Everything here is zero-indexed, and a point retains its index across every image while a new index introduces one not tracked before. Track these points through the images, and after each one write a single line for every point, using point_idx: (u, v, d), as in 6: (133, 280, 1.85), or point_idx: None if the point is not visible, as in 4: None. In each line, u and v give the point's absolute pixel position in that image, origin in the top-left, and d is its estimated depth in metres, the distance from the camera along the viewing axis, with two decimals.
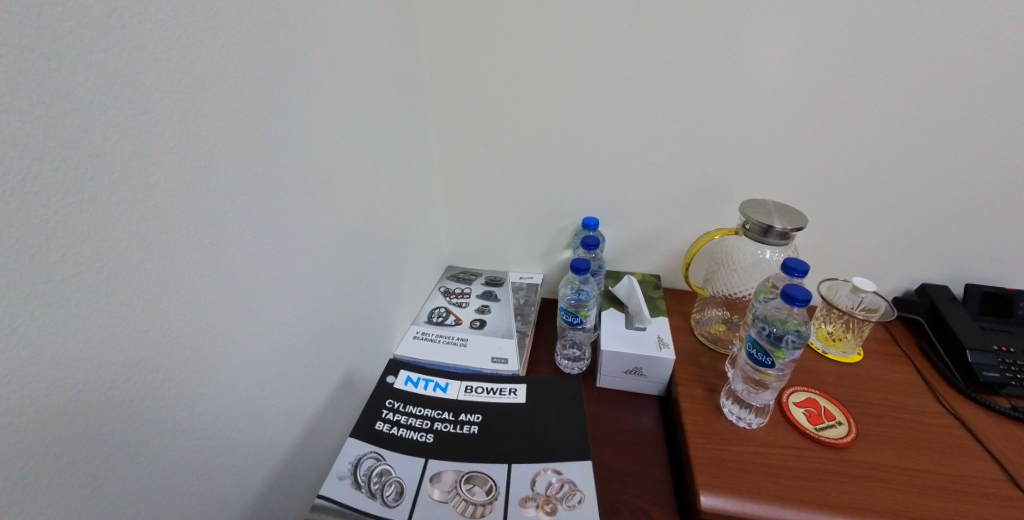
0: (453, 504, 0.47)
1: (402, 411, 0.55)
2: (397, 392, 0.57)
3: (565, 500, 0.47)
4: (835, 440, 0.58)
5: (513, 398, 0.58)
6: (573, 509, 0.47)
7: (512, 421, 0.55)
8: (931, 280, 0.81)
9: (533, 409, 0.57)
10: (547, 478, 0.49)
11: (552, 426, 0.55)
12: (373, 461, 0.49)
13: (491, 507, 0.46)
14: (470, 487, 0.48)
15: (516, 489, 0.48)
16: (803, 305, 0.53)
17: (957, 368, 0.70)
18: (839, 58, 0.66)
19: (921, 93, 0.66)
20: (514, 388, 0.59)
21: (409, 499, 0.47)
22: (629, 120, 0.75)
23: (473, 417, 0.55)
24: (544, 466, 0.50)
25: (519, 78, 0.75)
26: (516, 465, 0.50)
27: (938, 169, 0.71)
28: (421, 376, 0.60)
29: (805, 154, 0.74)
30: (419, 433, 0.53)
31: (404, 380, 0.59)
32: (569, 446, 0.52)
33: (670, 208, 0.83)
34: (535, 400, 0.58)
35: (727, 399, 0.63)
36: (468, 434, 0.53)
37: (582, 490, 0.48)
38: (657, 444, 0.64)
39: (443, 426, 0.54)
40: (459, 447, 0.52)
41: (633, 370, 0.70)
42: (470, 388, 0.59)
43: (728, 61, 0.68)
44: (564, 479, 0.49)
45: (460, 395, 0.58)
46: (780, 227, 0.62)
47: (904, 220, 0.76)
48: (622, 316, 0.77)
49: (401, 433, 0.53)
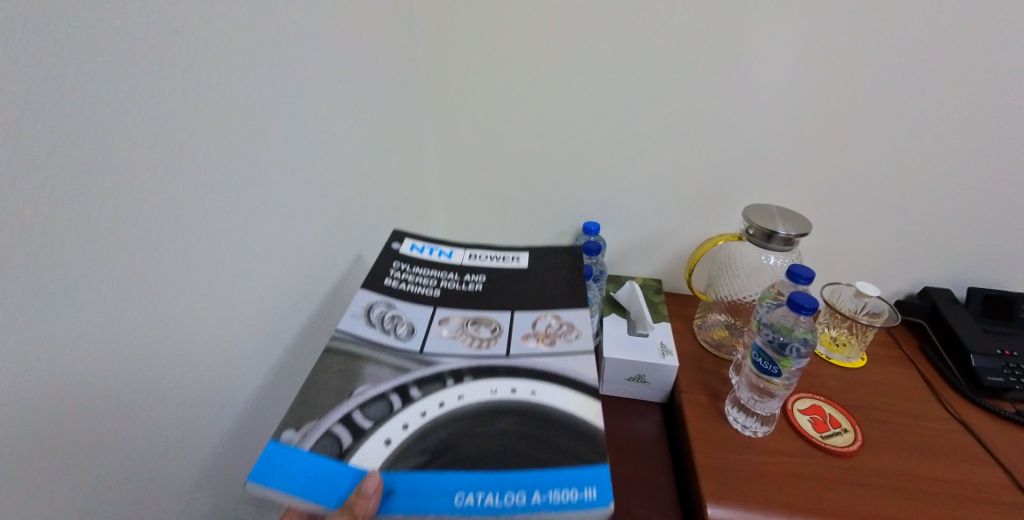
0: (461, 342, 0.42)
1: (409, 271, 0.49)
2: (402, 257, 0.50)
3: (563, 336, 0.43)
4: (842, 448, 0.57)
5: (517, 263, 0.50)
6: (570, 344, 0.43)
7: (519, 284, 0.48)
8: (933, 283, 0.81)
9: (539, 275, 0.49)
10: (546, 320, 0.44)
11: (560, 284, 0.48)
12: (383, 309, 0.45)
13: (496, 343, 0.42)
14: (476, 327, 0.44)
15: (518, 327, 0.44)
16: (810, 313, 0.52)
17: (961, 372, 0.70)
18: (839, 63, 0.65)
19: (921, 97, 0.66)
20: (518, 255, 0.51)
21: (419, 337, 0.43)
22: (631, 121, 0.74)
23: (479, 278, 0.48)
24: (545, 311, 0.45)
25: (518, 82, 0.74)
26: (518, 312, 0.45)
27: (939, 173, 0.71)
28: (427, 244, 0.51)
29: (805, 158, 0.73)
30: (426, 288, 0.47)
31: (410, 247, 0.51)
32: (569, 296, 0.47)
33: (671, 211, 0.82)
34: (547, 263, 0.50)
35: (731, 406, 0.63)
36: (474, 290, 0.47)
37: (579, 328, 0.44)
38: (661, 452, 0.63)
39: (449, 283, 0.48)
40: (465, 302, 0.46)
41: (636, 377, 0.69)
42: (475, 255, 0.51)
43: (729, 62, 0.67)
44: (562, 321, 0.44)
45: (466, 260, 0.50)
46: (784, 232, 0.61)
47: (905, 224, 0.76)
48: (624, 321, 0.76)
49: (408, 287, 0.47)
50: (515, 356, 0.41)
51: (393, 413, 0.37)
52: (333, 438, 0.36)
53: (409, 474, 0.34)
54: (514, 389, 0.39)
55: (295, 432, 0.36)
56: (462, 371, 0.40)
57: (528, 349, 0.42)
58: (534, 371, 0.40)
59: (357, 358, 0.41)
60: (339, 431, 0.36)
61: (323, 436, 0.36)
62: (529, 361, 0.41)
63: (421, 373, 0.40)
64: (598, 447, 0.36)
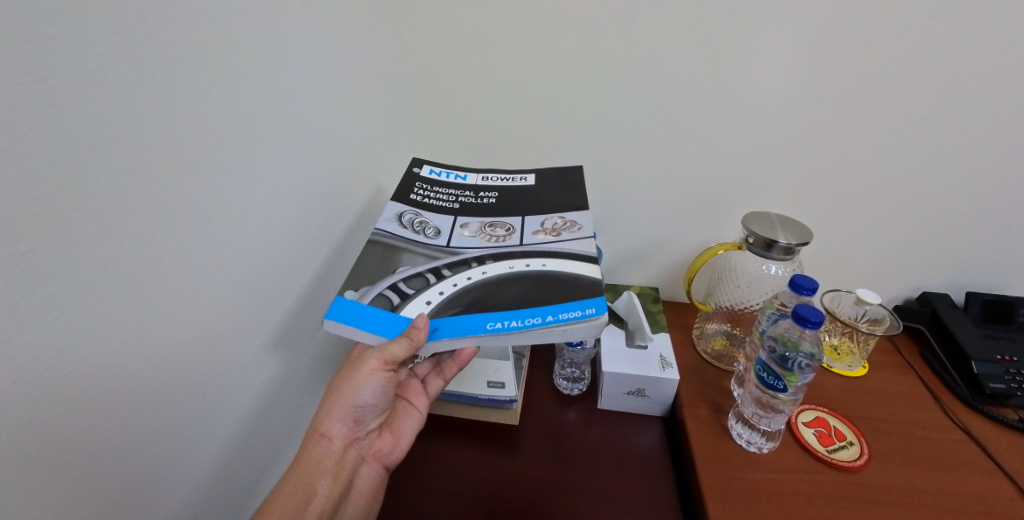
0: (481, 238, 0.59)
1: (431, 190, 0.65)
2: (423, 178, 0.67)
3: (568, 229, 0.59)
4: (848, 463, 0.56)
5: (523, 182, 0.67)
6: (575, 234, 0.59)
7: (523, 197, 0.65)
8: (931, 288, 0.80)
9: (540, 191, 0.66)
10: (553, 220, 0.61)
11: (553, 199, 0.64)
12: (413, 216, 0.60)
13: (509, 238, 0.59)
14: (493, 229, 0.60)
15: (527, 227, 0.60)
16: (816, 327, 0.50)
17: (963, 379, 0.69)
18: (837, 67, 0.64)
19: (918, 101, 0.65)
20: (524, 176, 0.68)
21: (445, 235, 0.59)
22: (627, 128, 0.73)
23: (491, 195, 0.65)
24: (550, 215, 0.62)
25: (509, 88, 0.72)
26: (529, 217, 0.62)
27: (936, 176, 0.70)
28: (442, 170, 0.68)
29: (802, 163, 0.72)
30: (447, 203, 0.63)
31: (428, 171, 0.68)
32: (567, 203, 0.64)
33: (669, 219, 0.81)
34: (542, 184, 0.67)
35: (735, 420, 0.61)
36: (487, 203, 0.64)
37: (581, 224, 0.60)
38: (663, 469, 0.62)
39: (466, 199, 0.64)
40: (480, 210, 0.63)
41: (636, 390, 0.67)
42: (486, 178, 0.68)
43: (728, 68, 0.66)
44: (567, 220, 0.61)
45: (479, 181, 0.67)
46: (784, 241, 0.60)
47: (903, 229, 0.75)
48: (622, 333, 0.74)
49: (430, 203, 0.63)
50: (527, 244, 0.57)
51: (432, 281, 0.53)
52: (387, 296, 0.51)
53: (449, 320, 0.49)
54: (528, 264, 0.55)
55: (355, 291, 0.51)
56: (483, 258, 0.56)
57: (540, 240, 0.58)
58: (544, 252, 0.56)
59: (397, 249, 0.56)
60: (389, 292, 0.51)
61: (379, 294, 0.51)
62: (537, 249, 0.57)
63: (449, 259, 0.55)
64: (594, 291, 0.52)
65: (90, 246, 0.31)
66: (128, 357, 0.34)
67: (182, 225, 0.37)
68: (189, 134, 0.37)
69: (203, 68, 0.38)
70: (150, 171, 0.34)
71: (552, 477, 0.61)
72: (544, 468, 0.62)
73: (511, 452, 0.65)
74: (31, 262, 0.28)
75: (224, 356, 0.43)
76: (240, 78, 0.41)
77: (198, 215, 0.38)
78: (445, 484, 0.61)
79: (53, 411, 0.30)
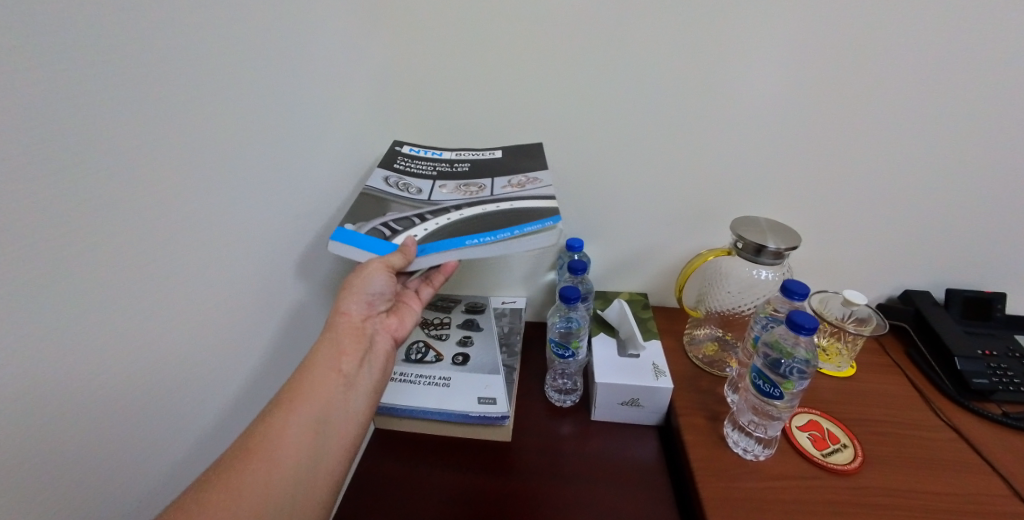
0: (458, 191, 0.63)
1: (411, 160, 0.68)
2: (404, 153, 0.70)
3: (533, 183, 0.64)
4: (844, 466, 0.56)
5: (492, 154, 0.70)
6: (539, 185, 0.64)
7: (494, 165, 0.69)
8: (914, 287, 0.81)
9: (508, 159, 0.70)
10: (518, 178, 0.65)
11: (522, 163, 0.69)
12: (398, 179, 0.64)
13: (482, 191, 0.63)
14: (467, 186, 0.64)
15: (498, 183, 0.65)
16: (810, 333, 0.50)
17: (948, 376, 0.70)
18: (823, 73, 0.65)
19: (900, 106, 0.66)
20: (492, 151, 0.72)
21: (427, 192, 0.62)
22: (616, 136, 0.72)
23: (465, 165, 0.69)
24: (518, 174, 0.66)
25: (495, 96, 0.71)
26: (499, 176, 0.66)
27: (919, 178, 0.71)
28: (422, 148, 0.72)
29: (789, 169, 0.73)
30: (427, 170, 0.67)
31: (408, 149, 0.72)
32: (535, 166, 0.68)
33: (657, 226, 0.80)
34: (512, 154, 0.71)
35: (731, 428, 0.60)
36: (463, 171, 0.67)
37: (545, 180, 0.65)
38: (660, 481, 0.61)
39: (444, 167, 0.68)
40: (457, 175, 0.66)
41: (630, 401, 0.66)
42: (459, 153, 0.72)
43: (715, 74, 0.66)
44: (532, 178, 0.65)
45: (453, 155, 0.71)
46: (773, 246, 0.60)
47: (887, 230, 0.76)
48: (613, 341, 0.73)
49: (411, 171, 0.67)
50: (498, 195, 0.62)
51: (417, 221, 0.57)
52: (380, 229, 0.55)
53: (436, 242, 0.54)
54: (498, 206, 0.59)
55: (354, 225, 0.56)
56: (461, 205, 0.60)
57: (509, 190, 0.63)
58: (513, 198, 0.61)
59: (385, 200, 0.60)
60: (382, 227, 0.56)
61: (373, 228, 0.55)
62: (508, 198, 0.61)
63: (431, 207, 0.59)
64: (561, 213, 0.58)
65: None
66: None
67: None
68: None
69: None
70: None
71: (549, 495, 0.59)
72: (539, 485, 0.61)
73: (505, 470, 0.63)
74: None
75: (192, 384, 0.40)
76: None
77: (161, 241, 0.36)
78: (437, 509, 0.59)
79: None
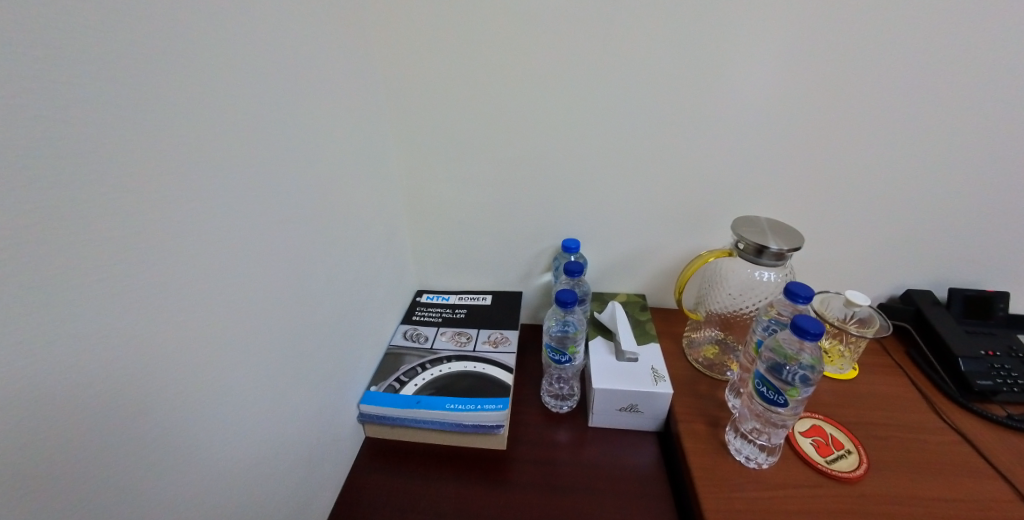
0: (451, 338, 0.77)
1: (427, 310, 0.85)
2: (423, 302, 0.87)
3: (504, 342, 0.77)
4: (848, 473, 0.54)
5: (483, 301, 0.87)
6: (508, 346, 0.76)
7: (484, 314, 0.83)
8: (915, 286, 0.80)
9: (495, 308, 0.85)
10: (493, 332, 0.79)
11: (503, 315, 0.83)
12: (412, 329, 0.79)
13: (469, 342, 0.76)
14: (459, 335, 0.78)
15: (481, 338, 0.77)
16: (816, 338, 0.48)
17: (950, 377, 0.69)
18: (828, 68, 0.62)
19: (905, 103, 0.64)
20: (485, 296, 0.88)
21: (431, 340, 0.77)
22: (612, 132, 0.70)
23: (462, 310, 0.84)
24: (496, 329, 0.80)
25: (489, 93, 0.68)
26: (484, 328, 0.80)
27: (924, 177, 0.69)
28: (439, 294, 0.89)
29: (790, 166, 0.70)
30: (436, 316, 0.83)
31: (428, 297, 0.89)
32: (510, 321, 0.82)
33: (655, 225, 0.78)
34: (500, 303, 0.87)
35: (733, 435, 0.59)
36: (460, 315, 0.83)
37: (512, 339, 0.77)
38: (661, 491, 0.59)
39: (448, 313, 0.84)
40: (454, 320, 0.82)
41: (628, 407, 0.64)
42: (461, 297, 0.88)
43: (714, 67, 0.64)
44: (504, 335, 0.78)
45: (458, 299, 0.88)
46: (775, 247, 0.58)
47: (889, 230, 0.74)
48: (610, 345, 0.71)
49: (424, 319, 0.83)
50: (477, 351, 0.74)
51: (420, 370, 0.71)
52: (393, 384, 0.68)
53: (427, 396, 0.66)
54: (472, 365, 0.71)
55: (378, 385, 0.68)
56: (451, 357, 0.73)
57: (485, 349, 0.75)
58: (486, 360, 0.72)
59: (400, 353, 0.74)
60: (395, 381, 0.68)
61: (389, 384, 0.68)
62: (486, 355, 0.74)
63: (429, 357, 0.73)
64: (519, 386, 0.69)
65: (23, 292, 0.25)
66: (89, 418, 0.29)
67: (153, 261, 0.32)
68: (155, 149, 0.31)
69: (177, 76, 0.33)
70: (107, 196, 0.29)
71: (546, 507, 0.57)
72: (535, 497, 0.59)
73: (500, 480, 0.61)
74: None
75: (214, 406, 0.38)
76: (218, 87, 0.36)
77: (169, 255, 0.33)
78: None
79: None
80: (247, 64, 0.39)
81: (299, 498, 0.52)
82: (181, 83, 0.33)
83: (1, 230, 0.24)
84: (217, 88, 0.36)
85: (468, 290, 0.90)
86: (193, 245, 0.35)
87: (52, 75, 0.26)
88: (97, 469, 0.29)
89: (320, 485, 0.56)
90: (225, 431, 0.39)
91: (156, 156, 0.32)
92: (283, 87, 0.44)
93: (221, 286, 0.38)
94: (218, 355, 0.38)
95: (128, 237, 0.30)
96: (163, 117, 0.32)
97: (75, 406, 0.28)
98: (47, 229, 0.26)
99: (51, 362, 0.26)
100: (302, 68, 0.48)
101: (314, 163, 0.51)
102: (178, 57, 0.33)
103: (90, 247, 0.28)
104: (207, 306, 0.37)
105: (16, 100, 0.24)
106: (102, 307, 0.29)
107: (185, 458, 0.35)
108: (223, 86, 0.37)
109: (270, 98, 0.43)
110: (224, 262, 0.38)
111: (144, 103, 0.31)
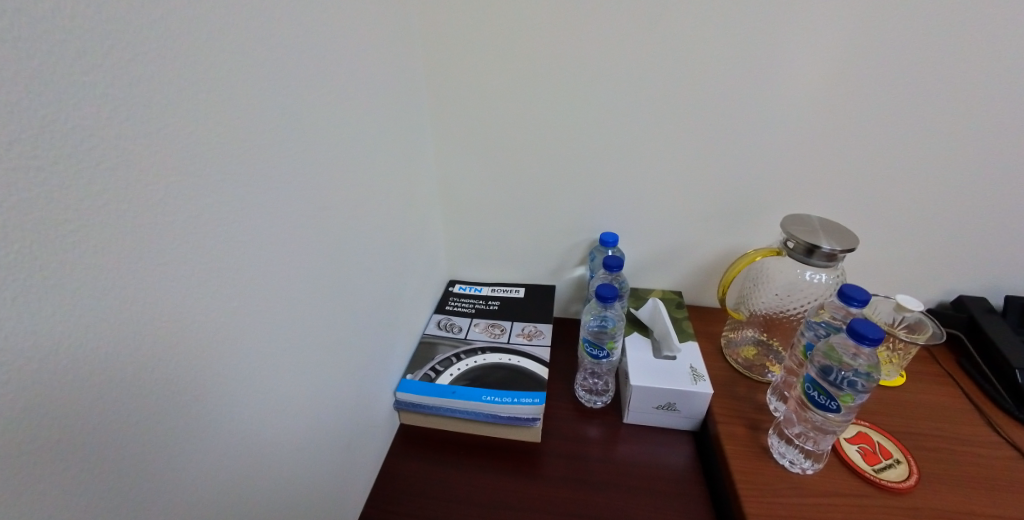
0: (484, 330, 0.77)
1: (459, 301, 0.85)
2: (455, 293, 0.87)
3: (539, 335, 0.76)
4: (897, 484, 0.52)
5: (516, 293, 0.86)
6: (544, 339, 0.76)
7: (517, 306, 0.83)
8: (967, 293, 0.77)
9: (527, 301, 0.84)
10: (527, 326, 0.78)
11: (537, 309, 0.83)
12: (444, 320, 0.79)
13: (503, 334, 0.76)
14: (492, 327, 0.78)
15: (515, 331, 0.77)
16: (874, 344, 0.47)
17: (1006, 389, 0.65)
18: (878, 62, 0.60)
19: (963, 96, 0.60)
20: (517, 289, 0.88)
21: (464, 331, 0.77)
22: (652, 127, 0.68)
23: (495, 302, 0.84)
24: (530, 323, 0.79)
25: (525, 82, 0.67)
26: (517, 321, 0.79)
27: (982, 175, 0.66)
28: (471, 286, 0.89)
29: (839, 164, 0.68)
30: (467, 307, 0.83)
31: (459, 288, 0.89)
32: (545, 314, 0.81)
33: (693, 222, 0.76)
34: (533, 296, 0.86)
35: (776, 438, 0.58)
36: (493, 307, 0.83)
37: (547, 332, 0.77)
38: (698, 493, 0.58)
39: (480, 304, 0.83)
40: (487, 312, 0.81)
41: (665, 405, 0.63)
42: (494, 289, 0.88)
43: (760, 60, 0.61)
44: (539, 328, 0.78)
45: (490, 291, 0.87)
46: (828, 247, 0.56)
47: (940, 231, 0.71)
48: (647, 342, 0.70)
49: (457, 310, 0.82)
50: (511, 343, 0.74)
51: (454, 361, 0.71)
52: (428, 373, 0.68)
53: (462, 387, 0.66)
54: (509, 358, 0.71)
55: (414, 374, 0.68)
56: (486, 348, 0.73)
57: (522, 341, 0.75)
58: (521, 353, 0.72)
59: (434, 342, 0.74)
60: (430, 371, 0.69)
61: (424, 373, 0.69)
62: (520, 347, 0.73)
63: (464, 347, 0.73)
64: None
65: (87, 271, 0.26)
66: (143, 393, 0.29)
67: (202, 242, 0.32)
68: (205, 133, 0.32)
69: (223, 60, 0.33)
70: (166, 179, 0.29)
71: (580, 503, 0.57)
72: (568, 492, 0.58)
73: (532, 473, 0.61)
74: (41, 290, 0.24)
75: (253, 386, 0.38)
76: (261, 70, 0.36)
77: (217, 237, 0.34)
78: (461, 513, 0.57)
79: (63, 461, 0.26)
80: (291, 52, 0.39)
81: (336, 482, 0.52)
82: (232, 66, 0.34)
83: (84, 208, 0.25)
84: (262, 70, 0.36)
85: (501, 282, 0.90)
86: (236, 227, 0.35)
87: (119, 53, 0.26)
88: (156, 442, 0.31)
89: (357, 470, 0.57)
90: (265, 414, 0.40)
91: (206, 138, 0.32)
92: (324, 71, 0.44)
93: (263, 269, 0.39)
94: (256, 336, 0.38)
95: (183, 219, 0.31)
96: (213, 99, 0.32)
97: (137, 381, 0.29)
98: (115, 209, 0.27)
99: (114, 337, 0.27)
100: (341, 56, 0.47)
101: (353, 150, 0.51)
102: (227, 39, 0.33)
103: (151, 225, 0.29)
104: (251, 288, 0.37)
105: (89, 79, 0.25)
106: (161, 287, 0.30)
107: (225, 437, 0.36)
108: (265, 66, 0.37)
109: (311, 80, 0.42)
110: (263, 246, 0.38)
111: (197, 84, 0.31)
